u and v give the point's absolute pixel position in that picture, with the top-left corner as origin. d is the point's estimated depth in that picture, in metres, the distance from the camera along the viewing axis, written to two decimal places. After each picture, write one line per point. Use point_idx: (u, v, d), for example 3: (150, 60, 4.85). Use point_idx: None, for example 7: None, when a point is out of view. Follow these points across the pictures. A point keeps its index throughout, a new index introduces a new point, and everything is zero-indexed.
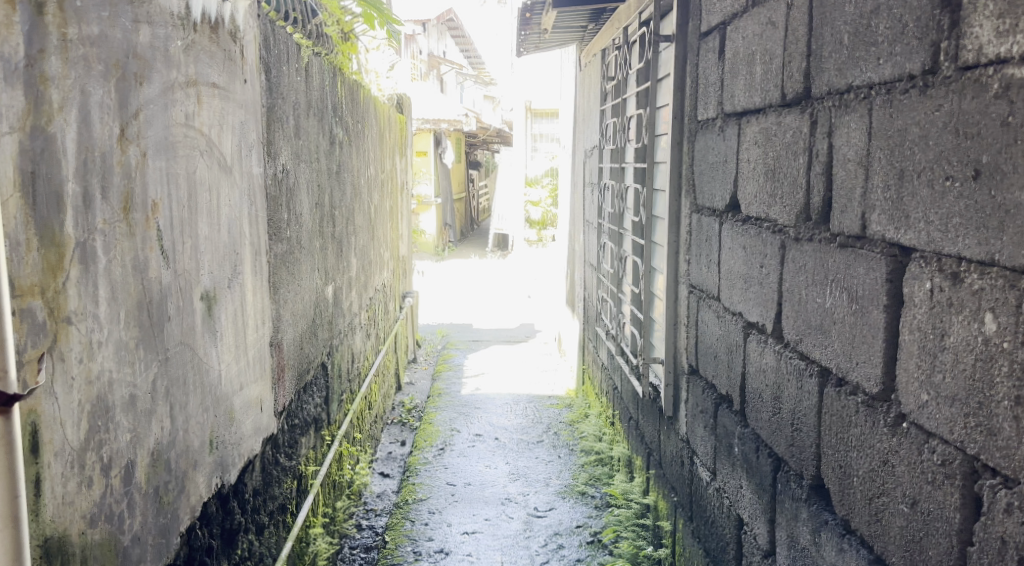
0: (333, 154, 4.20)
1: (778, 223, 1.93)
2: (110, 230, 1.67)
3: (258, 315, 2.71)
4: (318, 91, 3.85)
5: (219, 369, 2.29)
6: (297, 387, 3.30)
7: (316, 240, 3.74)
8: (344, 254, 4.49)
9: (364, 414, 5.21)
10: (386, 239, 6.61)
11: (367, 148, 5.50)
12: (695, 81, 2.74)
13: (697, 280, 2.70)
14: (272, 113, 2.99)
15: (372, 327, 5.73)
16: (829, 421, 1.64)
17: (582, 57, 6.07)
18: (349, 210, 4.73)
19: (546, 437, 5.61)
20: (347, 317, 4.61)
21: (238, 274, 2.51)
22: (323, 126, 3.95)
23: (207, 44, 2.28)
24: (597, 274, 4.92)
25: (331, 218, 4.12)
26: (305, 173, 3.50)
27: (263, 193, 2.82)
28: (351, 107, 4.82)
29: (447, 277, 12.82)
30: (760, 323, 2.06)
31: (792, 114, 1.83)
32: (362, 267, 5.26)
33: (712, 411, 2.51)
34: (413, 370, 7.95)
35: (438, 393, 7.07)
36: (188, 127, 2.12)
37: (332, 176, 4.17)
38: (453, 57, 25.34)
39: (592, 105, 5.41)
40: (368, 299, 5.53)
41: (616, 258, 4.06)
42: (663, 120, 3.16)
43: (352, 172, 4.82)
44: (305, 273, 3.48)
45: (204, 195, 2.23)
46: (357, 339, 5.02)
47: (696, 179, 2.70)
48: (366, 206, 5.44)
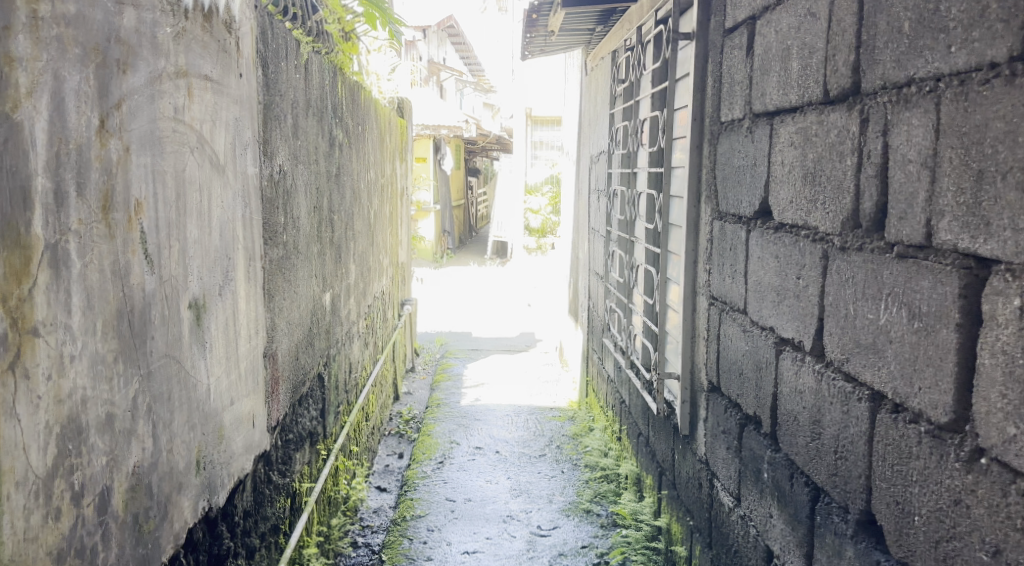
0: (333, 156, 4.05)
1: (819, 231, 1.77)
2: (86, 231, 1.51)
3: (252, 324, 2.55)
4: (318, 90, 3.69)
5: (208, 384, 2.13)
6: (292, 400, 3.13)
7: (314, 245, 3.58)
8: (343, 260, 4.33)
9: (361, 425, 5.04)
10: (385, 244, 6.45)
11: (367, 151, 5.34)
12: (719, 80, 2.59)
13: (719, 291, 2.55)
14: (270, 111, 2.83)
15: (370, 336, 5.56)
16: (883, 451, 1.48)
17: (589, 60, 5.92)
18: (349, 214, 4.57)
19: (548, 451, 5.44)
20: (345, 325, 4.44)
21: (231, 281, 2.35)
22: (322, 127, 3.79)
23: (200, 33, 2.12)
24: (604, 284, 4.76)
25: (330, 223, 3.96)
26: (303, 175, 3.35)
27: (259, 194, 2.65)
28: (352, 108, 4.67)
29: (446, 284, 12.65)
30: (795, 339, 1.90)
31: (838, 112, 1.68)
32: (361, 275, 5.11)
33: (736, 433, 2.35)
34: (411, 380, 7.78)
35: (437, 403, 6.90)
36: (177, 121, 1.96)
37: (331, 179, 4.01)
38: (453, 63, 25.22)
39: (599, 109, 5.26)
40: (367, 308, 5.37)
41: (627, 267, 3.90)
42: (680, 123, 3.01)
43: (352, 175, 4.66)
44: (302, 279, 3.31)
45: (194, 195, 2.07)
46: (355, 348, 4.85)
47: (718, 184, 2.55)
48: (365, 211, 5.28)
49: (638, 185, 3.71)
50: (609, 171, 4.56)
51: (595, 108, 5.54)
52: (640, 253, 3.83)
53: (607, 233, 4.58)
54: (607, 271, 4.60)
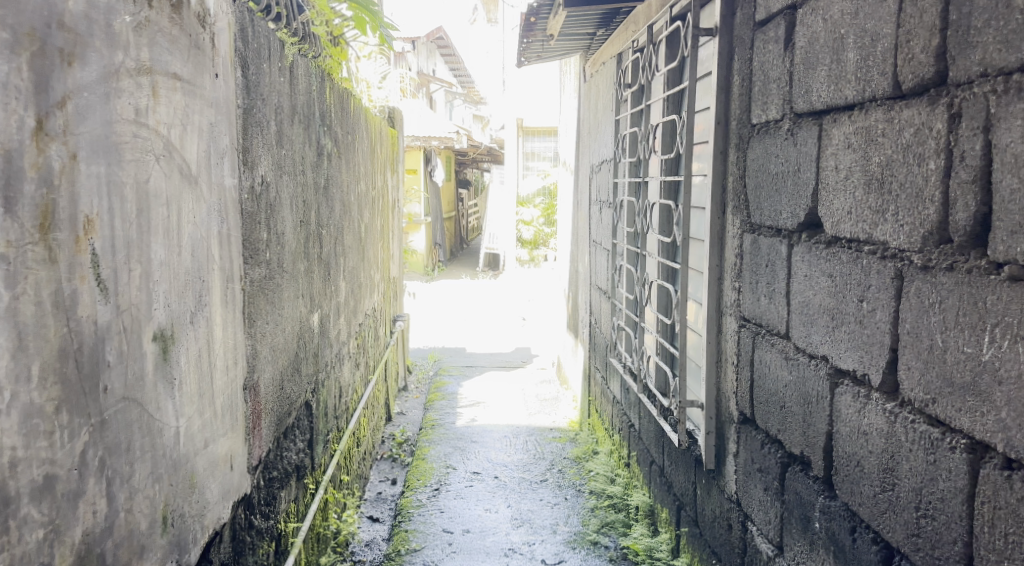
0: (321, 167, 3.79)
1: (890, 246, 1.53)
2: (17, 257, 1.24)
3: (230, 353, 2.28)
4: (305, 95, 3.43)
5: (177, 427, 1.85)
6: (276, 434, 2.85)
7: (301, 263, 3.30)
8: (332, 277, 4.05)
9: (351, 452, 4.74)
10: (376, 258, 6.18)
11: (357, 161, 5.08)
12: (748, 79, 2.34)
13: (750, 312, 2.30)
14: (251, 116, 2.57)
15: (361, 356, 5.27)
16: (993, 515, 1.23)
17: (588, 66, 5.69)
18: (338, 228, 4.29)
19: (550, 476, 5.15)
20: (334, 346, 4.16)
21: (205, 306, 2.08)
22: (310, 136, 3.53)
23: (168, 26, 1.86)
24: (610, 300, 4.51)
25: (319, 238, 3.69)
26: (288, 186, 3.08)
27: (238, 208, 2.38)
28: (340, 116, 4.39)
29: (438, 298, 12.36)
30: (857, 372, 1.65)
31: (916, 106, 1.44)
32: (352, 293, 4.85)
33: (777, 474, 2.09)
34: (404, 399, 7.48)
35: (431, 424, 6.61)
36: (139, 125, 1.69)
37: (320, 191, 3.75)
38: (442, 74, 25.02)
39: (602, 115, 5.02)
40: (358, 328, 5.10)
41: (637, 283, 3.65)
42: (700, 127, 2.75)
43: (341, 187, 4.40)
44: (287, 300, 3.03)
45: (160, 210, 1.79)
46: (345, 371, 4.57)
47: (749, 193, 2.30)
48: (357, 226, 5.02)
49: (648, 196, 3.45)
50: (615, 181, 4.31)
51: (596, 116, 5.29)
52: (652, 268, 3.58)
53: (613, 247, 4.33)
54: (614, 287, 4.35)
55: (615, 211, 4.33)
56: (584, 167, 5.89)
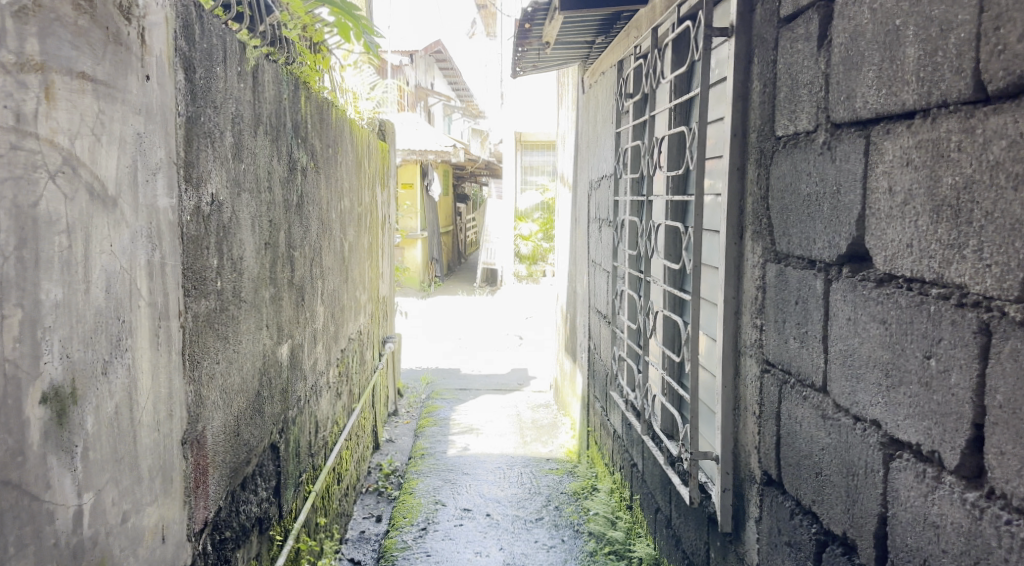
0: (294, 183, 3.46)
1: (972, 292, 1.22)
2: None
3: (161, 403, 1.93)
4: (272, 105, 3.11)
5: (79, 504, 1.52)
6: (228, 488, 2.50)
7: (266, 290, 2.97)
8: (306, 302, 3.71)
9: (331, 490, 4.40)
10: (363, 278, 5.84)
11: (340, 176, 4.75)
12: (770, 84, 2.01)
13: (774, 356, 1.96)
14: (198, 126, 2.23)
15: (343, 384, 4.93)
16: None
17: (587, 76, 5.36)
18: (315, 249, 3.96)
19: (546, 515, 4.79)
20: (310, 378, 3.83)
21: (125, 352, 1.74)
22: (279, 149, 3.20)
23: (71, 14, 1.53)
24: (610, 325, 4.16)
25: (290, 261, 3.36)
26: (249, 205, 2.75)
27: (176, 233, 2.05)
28: (319, 129, 4.07)
29: (433, 316, 12.01)
30: (923, 448, 1.34)
31: (1014, 113, 1.13)
32: (333, 319, 4.51)
33: (811, 554, 1.75)
34: (394, 425, 7.13)
35: (421, 453, 6.26)
36: (22, 134, 1.38)
37: (292, 210, 3.42)
38: (440, 88, 24.77)
39: (602, 128, 4.69)
40: (340, 355, 4.76)
41: (640, 311, 3.30)
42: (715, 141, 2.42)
43: (320, 204, 4.07)
44: (247, 333, 2.70)
45: (56, 239, 1.46)
46: (324, 403, 4.23)
47: (773, 216, 1.96)
48: (339, 246, 4.69)
49: (652, 216, 3.12)
50: (616, 199, 3.97)
51: (595, 129, 4.97)
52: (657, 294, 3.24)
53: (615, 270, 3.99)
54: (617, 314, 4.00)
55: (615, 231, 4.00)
56: (582, 182, 5.56)
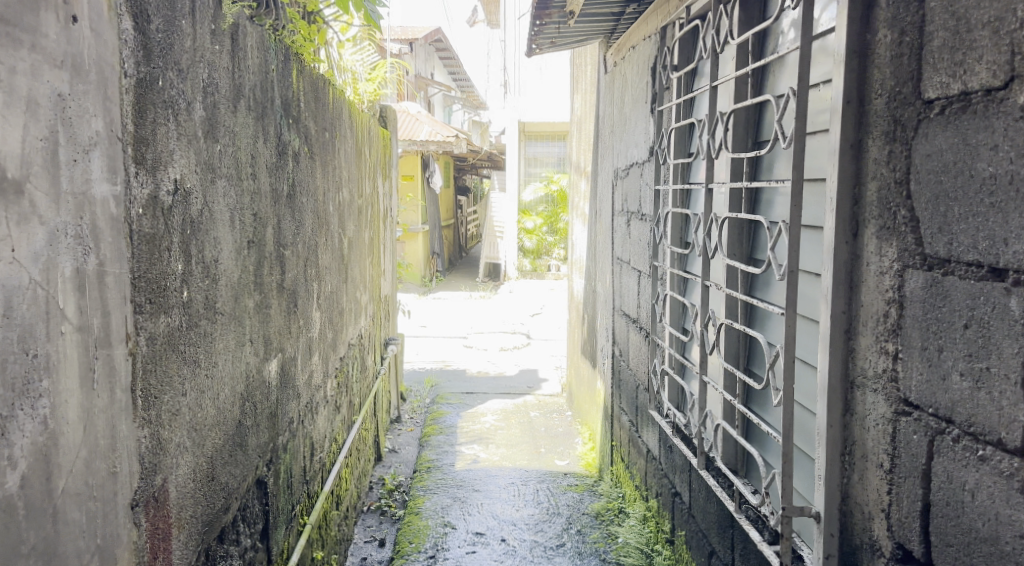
0: (284, 170, 2.95)
1: None
2: None
3: (99, 459, 1.44)
4: (257, 76, 2.60)
5: None
6: (200, 548, 2.01)
7: (250, 298, 2.47)
8: (299, 308, 3.21)
9: (329, 517, 3.90)
10: (363, 277, 5.33)
11: (338, 164, 4.24)
12: (907, 32, 1.52)
13: (919, 395, 1.49)
14: (155, 92, 1.73)
15: (342, 396, 4.43)
16: None
17: (611, 53, 4.86)
18: (310, 246, 3.45)
19: (569, 541, 4.29)
20: (305, 394, 3.34)
21: (38, 399, 1.25)
22: (266, 130, 2.70)
23: None
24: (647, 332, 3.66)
25: (280, 261, 2.85)
26: (226, 196, 2.24)
27: (122, 232, 1.56)
28: (314, 109, 3.56)
29: (435, 314, 11.50)
30: None
31: None
32: (331, 325, 4.00)
33: None
34: (396, 433, 6.63)
35: (426, 466, 5.77)
36: None
37: (282, 202, 2.91)
38: (440, 78, 24.19)
39: (631, 109, 4.19)
40: (339, 364, 4.26)
41: (694, 319, 2.79)
42: (812, 114, 1.92)
43: (315, 195, 3.56)
44: (225, 352, 2.20)
45: None
46: (321, 420, 3.73)
47: (917, 207, 1.49)
48: (337, 243, 4.17)
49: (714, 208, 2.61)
50: (653, 189, 3.47)
51: (623, 113, 4.45)
52: (716, 301, 2.73)
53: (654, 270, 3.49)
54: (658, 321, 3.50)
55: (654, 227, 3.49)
56: (604, 171, 5.07)
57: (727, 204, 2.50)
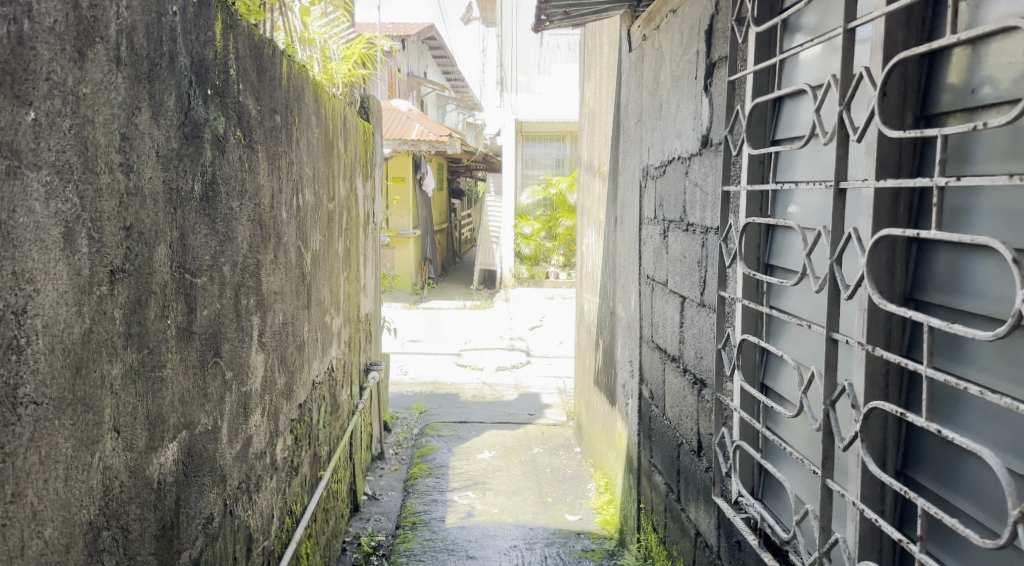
0: (194, 161, 2.02)
1: None
2: None
3: None
4: (138, 12, 1.68)
5: None
6: None
7: (113, 362, 1.55)
8: (225, 357, 2.29)
9: None
10: (335, 298, 4.40)
11: (296, 158, 3.31)
12: None
13: None
14: None
15: (303, 453, 3.50)
16: None
17: (638, 24, 3.94)
18: (247, 270, 2.53)
19: None
20: (233, 474, 2.41)
21: None
22: (157, 100, 1.78)
23: None
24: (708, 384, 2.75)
25: (184, 296, 1.94)
26: (54, 198, 1.34)
27: None
28: (254, 83, 2.63)
29: (425, 328, 10.57)
30: None
31: None
32: (283, 368, 3.07)
33: None
34: (377, 475, 5.70)
35: (411, 520, 4.85)
36: None
37: (191, 208, 2.00)
38: (432, 76, 23.21)
39: (671, 89, 3.28)
40: (296, 415, 3.32)
41: (801, 380, 1.82)
42: None
43: (255, 199, 2.64)
44: (43, 465, 1.31)
45: None
46: (265, 497, 2.81)
47: None
48: (294, 260, 3.24)
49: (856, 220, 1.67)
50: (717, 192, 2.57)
51: (657, 95, 3.54)
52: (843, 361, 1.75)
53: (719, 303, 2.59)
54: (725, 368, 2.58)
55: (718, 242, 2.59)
56: (627, 168, 4.15)
57: (881, 219, 1.59)
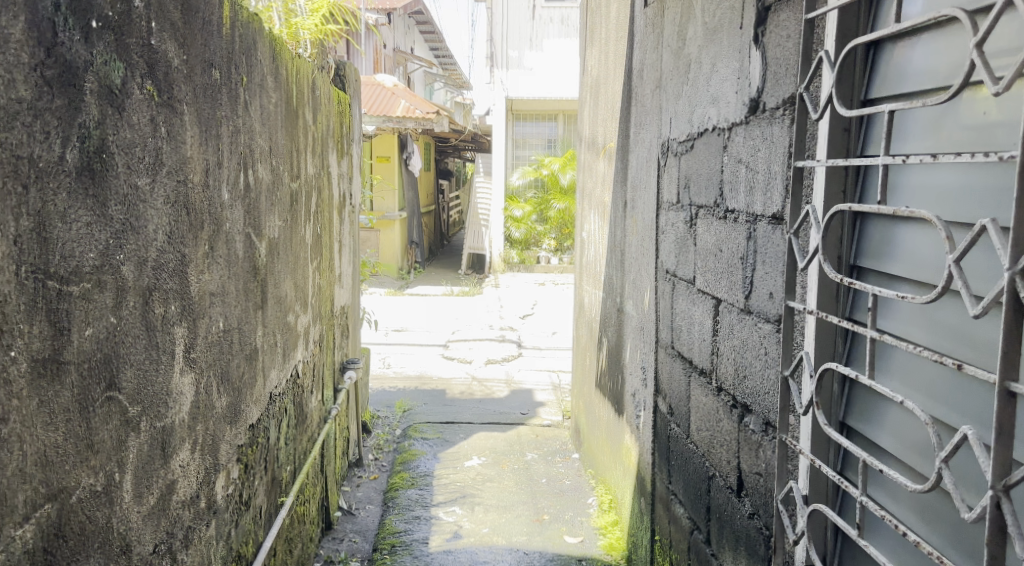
0: (65, 120, 1.43)
1: None
2: None
3: None
4: None
5: None
6: None
7: None
8: (126, 385, 1.70)
9: None
10: (301, 291, 3.81)
11: (245, 126, 2.71)
12: None
13: None
14: None
15: (256, 482, 2.92)
16: None
17: None
18: (164, 268, 1.94)
19: None
20: (143, 537, 1.82)
21: None
22: None
23: None
24: (760, 410, 2.18)
25: (43, 312, 1.35)
26: None
27: None
28: (176, 24, 2.03)
29: (411, 317, 9.98)
30: None
31: None
32: (224, 386, 2.47)
33: None
34: (353, 485, 5.13)
35: (389, 542, 4.28)
36: None
37: (60, 186, 1.41)
38: (420, 53, 22.45)
39: (704, 46, 2.69)
40: (245, 439, 2.74)
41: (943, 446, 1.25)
42: None
43: (179, 176, 2.04)
44: None
45: None
46: (196, 552, 2.22)
47: None
48: (240, 252, 2.64)
49: None
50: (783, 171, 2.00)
51: (682, 54, 2.96)
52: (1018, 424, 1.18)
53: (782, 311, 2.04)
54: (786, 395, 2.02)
55: (782, 233, 2.02)
56: (642, 144, 3.57)
57: None
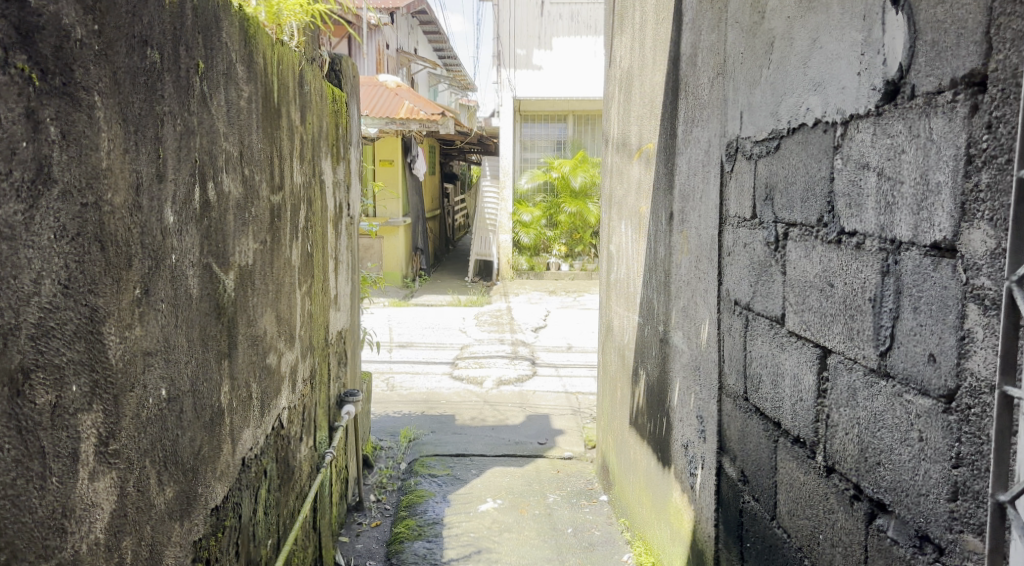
0: None
1: None
2: None
3: None
4: None
5: None
6: None
7: None
8: None
9: None
10: (286, 323, 3.18)
11: (201, 125, 2.08)
12: None
13: None
14: None
15: None
16: None
17: None
18: (54, 332, 1.31)
19: None
20: None
21: None
22: None
23: None
24: (913, 520, 1.56)
25: None
26: None
27: None
28: None
29: (416, 332, 9.35)
30: None
31: None
32: (169, 473, 1.84)
33: None
34: (353, 534, 4.51)
35: None
36: None
37: None
38: (423, 53, 21.83)
39: (800, 13, 2.05)
40: (204, 530, 2.12)
41: None
42: None
43: (86, 196, 1.42)
44: None
45: None
46: None
47: None
48: (195, 289, 2.02)
49: None
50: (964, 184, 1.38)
51: (761, 31, 2.32)
52: None
53: (957, 386, 1.42)
54: (968, 508, 1.40)
55: (962, 274, 1.40)
56: (698, 144, 2.93)
57: None
